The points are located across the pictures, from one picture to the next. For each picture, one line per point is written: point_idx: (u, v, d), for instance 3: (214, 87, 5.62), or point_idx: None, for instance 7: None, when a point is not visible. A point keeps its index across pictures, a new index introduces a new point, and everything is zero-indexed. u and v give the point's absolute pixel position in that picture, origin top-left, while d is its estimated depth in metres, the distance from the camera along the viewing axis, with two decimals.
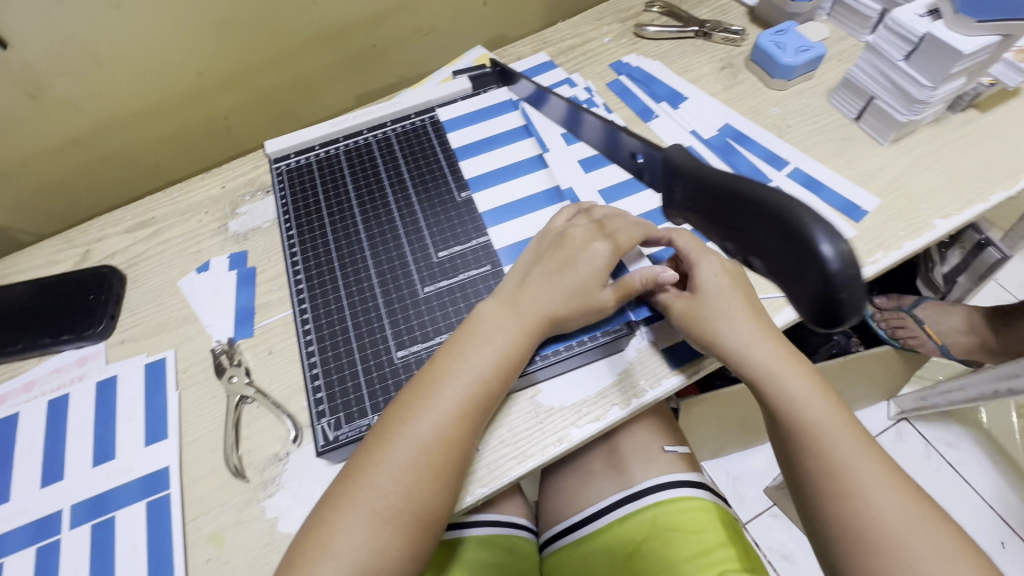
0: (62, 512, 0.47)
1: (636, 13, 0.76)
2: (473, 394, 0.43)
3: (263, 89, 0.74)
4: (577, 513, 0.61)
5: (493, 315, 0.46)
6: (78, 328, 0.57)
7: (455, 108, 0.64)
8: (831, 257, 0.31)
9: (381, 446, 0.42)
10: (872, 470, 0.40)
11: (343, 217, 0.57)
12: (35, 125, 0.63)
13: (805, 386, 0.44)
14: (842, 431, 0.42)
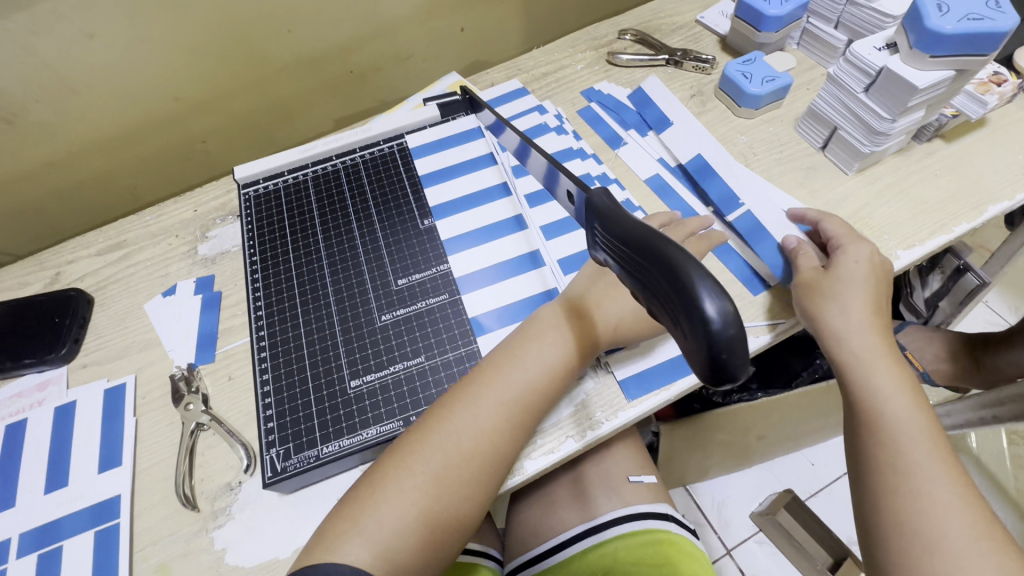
0: (10, 541, 0.47)
1: (609, 41, 0.77)
2: (524, 395, 0.44)
3: (240, 114, 0.75)
4: (541, 545, 0.60)
5: (556, 317, 0.48)
6: (41, 352, 0.57)
7: (424, 136, 0.64)
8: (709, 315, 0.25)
9: (428, 429, 0.43)
10: (942, 481, 0.40)
11: (307, 242, 0.57)
12: (10, 149, 0.64)
13: (901, 386, 0.44)
14: (924, 438, 0.41)
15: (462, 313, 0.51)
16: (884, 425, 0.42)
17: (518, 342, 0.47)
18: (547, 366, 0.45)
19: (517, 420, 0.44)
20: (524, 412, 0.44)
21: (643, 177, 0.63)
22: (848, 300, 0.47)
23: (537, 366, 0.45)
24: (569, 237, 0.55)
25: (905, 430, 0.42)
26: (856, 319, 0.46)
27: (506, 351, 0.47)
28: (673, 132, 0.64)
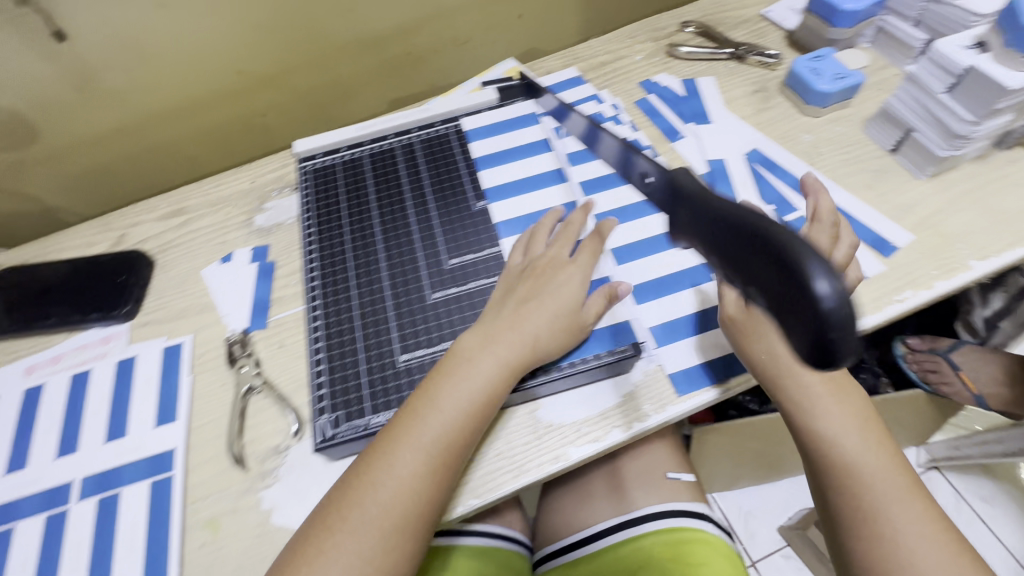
0: (73, 484, 0.49)
1: (670, 33, 0.75)
2: (448, 436, 0.42)
3: (299, 90, 0.77)
4: (571, 536, 0.60)
5: (471, 351, 0.46)
6: (106, 308, 0.59)
7: (481, 119, 0.64)
8: (821, 290, 0.25)
9: (357, 487, 0.41)
10: (908, 513, 0.41)
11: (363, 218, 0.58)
12: (85, 115, 0.67)
13: (851, 422, 0.44)
14: (885, 472, 0.43)
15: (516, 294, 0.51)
16: (846, 472, 0.43)
17: (435, 380, 0.45)
18: (472, 399, 0.44)
19: (440, 458, 0.42)
20: (450, 449, 0.42)
21: (699, 170, 0.62)
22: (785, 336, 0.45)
23: (453, 407, 0.43)
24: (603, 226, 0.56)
25: (866, 472, 0.43)
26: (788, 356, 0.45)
27: (424, 395, 0.44)
28: (734, 131, 0.64)
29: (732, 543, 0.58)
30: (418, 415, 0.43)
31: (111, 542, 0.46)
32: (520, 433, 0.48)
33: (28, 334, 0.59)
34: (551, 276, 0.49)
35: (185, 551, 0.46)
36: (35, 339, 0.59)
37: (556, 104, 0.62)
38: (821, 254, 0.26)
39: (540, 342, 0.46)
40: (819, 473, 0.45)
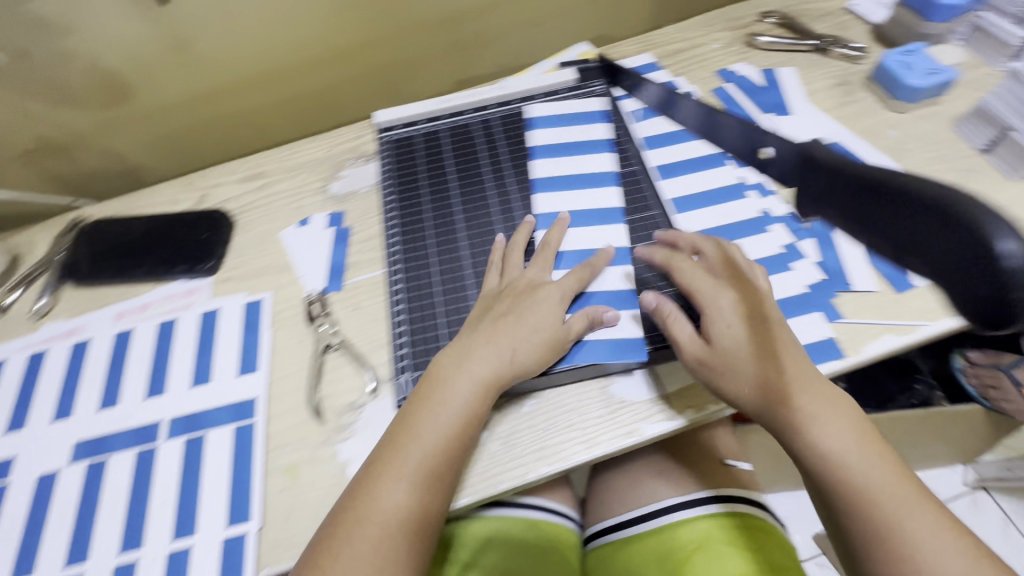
0: (161, 424, 0.52)
1: (749, 22, 0.74)
2: (432, 459, 0.43)
3: (374, 65, 0.78)
4: (628, 512, 0.60)
5: (446, 374, 0.46)
6: (191, 263, 0.62)
7: (559, 98, 0.64)
8: (1014, 250, 0.46)
9: (345, 523, 0.41)
10: (925, 525, 0.39)
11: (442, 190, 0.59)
12: (176, 78, 0.70)
13: (844, 439, 0.41)
14: (891, 484, 0.40)
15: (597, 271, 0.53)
16: (850, 491, 0.40)
17: (414, 408, 0.45)
18: (454, 421, 0.44)
19: (432, 477, 0.43)
20: (436, 469, 0.43)
21: None
22: (750, 365, 0.43)
23: (434, 429, 0.44)
24: (594, 231, 0.55)
25: (874, 489, 0.40)
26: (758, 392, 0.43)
27: (403, 424, 0.45)
28: (813, 124, 0.63)
29: (779, 525, 0.59)
30: (405, 440, 0.44)
31: (198, 480, 0.49)
32: (582, 410, 0.48)
33: (118, 282, 0.63)
34: (524, 294, 0.49)
35: (266, 496, 0.48)
36: (125, 288, 0.62)
37: (661, 93, 0.63)
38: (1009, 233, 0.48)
39: (518, 363, 0.46)
40: (824, 495, 0.42)
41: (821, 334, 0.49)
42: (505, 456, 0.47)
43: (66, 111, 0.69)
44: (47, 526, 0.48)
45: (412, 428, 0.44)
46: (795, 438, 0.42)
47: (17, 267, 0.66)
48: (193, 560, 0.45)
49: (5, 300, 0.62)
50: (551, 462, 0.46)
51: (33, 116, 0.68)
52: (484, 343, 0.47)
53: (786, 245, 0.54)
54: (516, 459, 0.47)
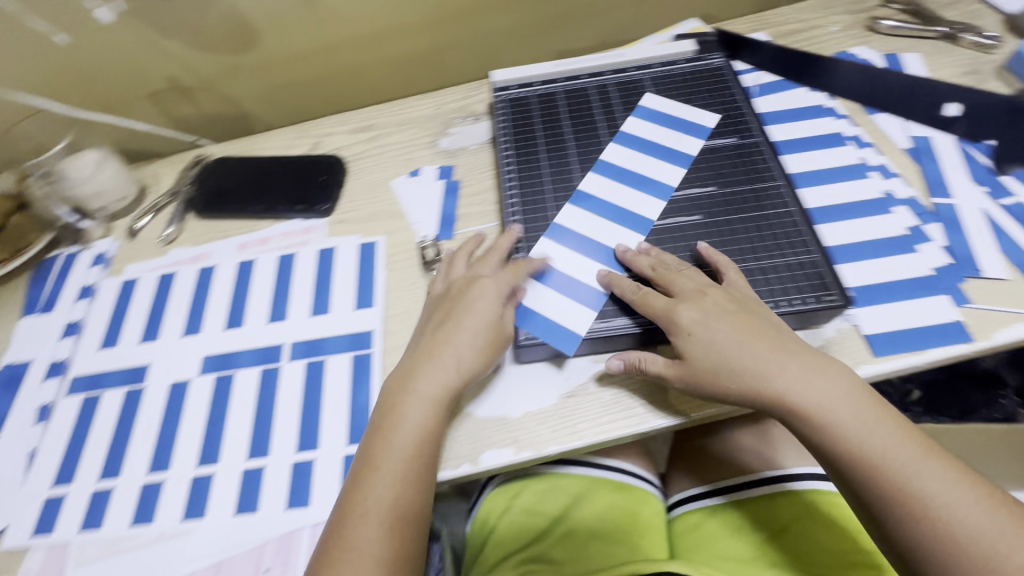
0: (284, 346, 0.55)
1: (870, 7, 0.72)
2: (411, 458, 0.44)
3: (481, 30, 0.79)
4: (723, 480, 0.61)
5: (400, 388, 0.47)
6: (309, 203, 0.65)
7: (677, 68, 0.64)
8: None
9: (345, 526, 0.42)
10: (929, 475, 0.39)
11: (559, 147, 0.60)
12: (299, 29, 0.73)
13: (830, 420, 0.41)
14: (892, 443, 0.40)
15: (721, 232, 0.52)
16: (852, 461, 0.40)
17: (383, 421, 0.46)
18: (422, 423, 0.45)
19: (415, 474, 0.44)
20: (419, 462, 0.44)
21: (902, 146, 0.59)
22: (726, 364, 0.43)
23: (412, 427, 0.45)
24: (716, 195, 0.54)
25: (876, 455, 0.40)
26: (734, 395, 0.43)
27: (376, 432, 0.46)
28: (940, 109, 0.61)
29: None
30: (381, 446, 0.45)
31: (319, 401, 0.51)
32: None
33: (239, 216, 0.66)
34: (463, 302, 0.49)
35: None
36: (246, 222, 0.66)
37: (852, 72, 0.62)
38: None
39: (463, 366, 0.47)
40: (832, 470, 0.42)
41: (949, 317, 0.48)
42: (617, 407, 0.48)
43: (197, 54, 0.72)
44: (180, 430, 0.51)
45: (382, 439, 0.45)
46: (789, 420, 0.42)
47: (145, 196, 0.70)
48: (316, 473, 0.48)
49: (137, 224, 0.66)
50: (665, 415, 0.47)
51: (168, 56, 0.72)
52: (427, 357, 0.47)
53: (912, 228, 0.53)
54: (630, 409, 0.48)
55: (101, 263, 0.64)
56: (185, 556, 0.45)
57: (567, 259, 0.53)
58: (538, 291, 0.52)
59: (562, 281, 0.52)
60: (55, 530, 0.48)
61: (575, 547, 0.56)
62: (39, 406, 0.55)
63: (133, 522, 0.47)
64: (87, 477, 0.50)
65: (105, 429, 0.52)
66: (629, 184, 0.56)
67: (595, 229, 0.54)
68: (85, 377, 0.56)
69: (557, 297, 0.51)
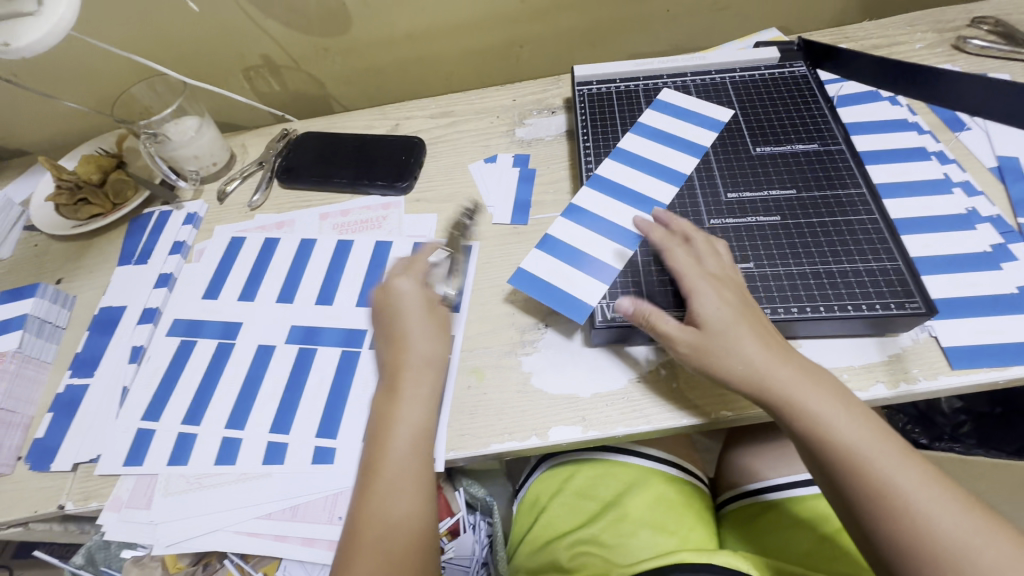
0: (368, 333, 0.56)
1: (957, 27, 0.72)
2: (412, 464, 0.45)
3: (561, 28, 0.81)
4: (775, 479, 0.61)
5: (385, 400, 0.48)
6: (389, 179, 0.68)
7: (759, 74, 0.65)
8: None
9: (364, 535, 0.42)
10: (912, 476, 0.38)
11: (638, 140, 0.61)
12: (390, 16, 0.76)
13: (809, 406, 0.41)
14: (880, 442, 0.39)
15: (801, 233, 0.52)
16: (823, 445, 0.40)
17: (376, 440, 0.46)
18: (414, 423, 0.46)
19: (420, 472, 0.45)
20: (416, 467, 0.45)
21: (987, 165, 0.59)
22: (722, 344, 0.43)
23: (406, 436, 0.45)
24: (796, 198, 0.54)
25: (858, 451, 0.39)
26: (729, 373, 0.43)
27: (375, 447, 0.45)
28: None
29: None
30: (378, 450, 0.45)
31: None
32: None
33: (321, 188, 0.69)
34: (404, 311, 0.51)
35: (454, 390, 0.52)
36: (327, 194, 0.69)
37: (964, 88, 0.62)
38: None
39: (432, 363, 0.49)
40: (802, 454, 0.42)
41: None
42: (685, 396, 0.49)
43: (293, 34, 0.76)
44: (263, 380, 0.54)
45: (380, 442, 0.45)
46: (775, 409, 0.42)
47: (233, 163, 0.75)
48: None
49: (227, 188, 0.70)
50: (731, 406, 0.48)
51: (266, 34, 0.76)
52: (398, 364, 0.49)
53: (997, 245, 0.52)
54: (700, 400, 0.49)
55: (192, 223, 0.68)
56: (264, 497, 0.48)
57: (587, 238, 0.54)
58: (555, 265, 0.53)
59: (594, 265, 0.52)
60: (144, 462, 0.51)
61: (625, 533, 0.55)
62: (132, 348, 0.59)
63: (216, 462, 0.50)
64: (174, 417, 0.53)
65: (195, 373, 0.56)
66: (651, 174, 0.58)
67: (613, 212, 0.56)
68: (183, 322, 0.60)
69: (586, 280, 0.52)
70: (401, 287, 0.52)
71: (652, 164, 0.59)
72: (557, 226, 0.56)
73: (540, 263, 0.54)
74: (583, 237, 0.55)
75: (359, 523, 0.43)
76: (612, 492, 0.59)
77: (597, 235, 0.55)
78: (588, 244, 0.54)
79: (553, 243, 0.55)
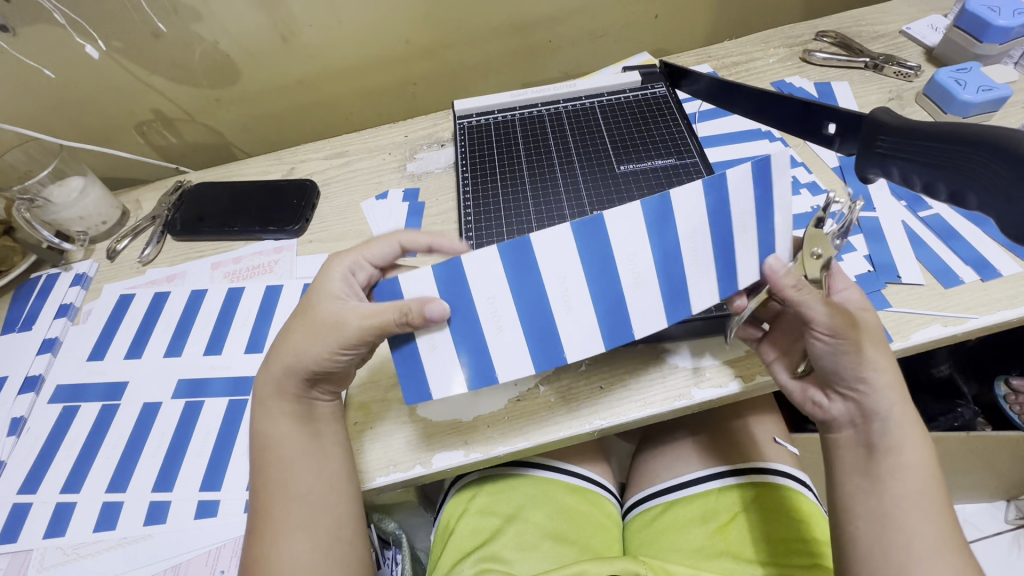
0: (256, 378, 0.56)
1: (805, 41, 0.79)
2: (284, 456, 0.45)
3: (451, 63, 0.85)
4: (672, 479, 0.63)
5: (281, 403, 0.46)
6: (280, 224, 0.68)
7: (624, 96, 0.70)
8: (970, 195, 0.39)
9: (269, 521, 0.44)
10: (924, 490, 0.41)
11: (763, 178, 0.42)
12: (278, 64, 0.78)
13: (915, 425, 0.43)
14: (935, 476, 0.42)
15: None
16: (902, 457, 0.42)
17: (267, 437, 0.46)
18: (289, 423, 0.46)
19: (304, 450, 0.45)
20: (293, 454, 0.45)
21: (829, 164, 0.64)
22: (869, 343, 0.42)
23: (275, 428, 0.46)
24: None
25: (925, 478, 0.42)
26: (873, 375, 0.42)
27: (263, 438, 0.46)
28: None
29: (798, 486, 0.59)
30: (262, 519, 0.44)
31: None
32: (627, 373, 0.52)
33: (214, 238, 0.69)
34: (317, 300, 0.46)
35: None
36: (221, 243, 0.69)
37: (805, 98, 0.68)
38: (966, 190, 0.39)
39: (307, 361, 0.45)
40: (883, 458, 0.42)
41: None
42: (562, 408, 0.51)
43: (181, 88, 0.77)
44: (149, 437, 0.53)
45: (262, 495, 0.45)
46: (894, 417, 0.42)
47: (125, 220, 0.74)
48: None
49: (116, 245, 0.69)
50: (811, 399, 0.47)
51: (153, 90, 0.76)
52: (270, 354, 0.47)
53: None
54: (575, 412, 0.50)
55: (80, 283, 0.67)
56: (145, 560, 0.47)
57: (499, 306, 0.43)
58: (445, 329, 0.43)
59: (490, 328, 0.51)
60: (19, 538, 0.49)
61: (526, 545, 0.57)
62: (11, 419, 0.57)
63: (96, 529, 0.49)
64: (54, 487, 0.52)
65: (76, 440, 0.54)
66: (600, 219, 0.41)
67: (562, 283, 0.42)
68: (66, 386, 0.59)
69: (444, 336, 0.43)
70: (341, 268, 0.48)
71: (668, 226, 0.42)
72: (476, 255, 0.41)
73: (421, 288, 0.43)
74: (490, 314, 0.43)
75: (262, 523, 0.44)
76: (518, 506, 0.60)
77: (514, 304, 0.43)
78: (492, 314, 0.43)
79: (450, 272, 0.42)
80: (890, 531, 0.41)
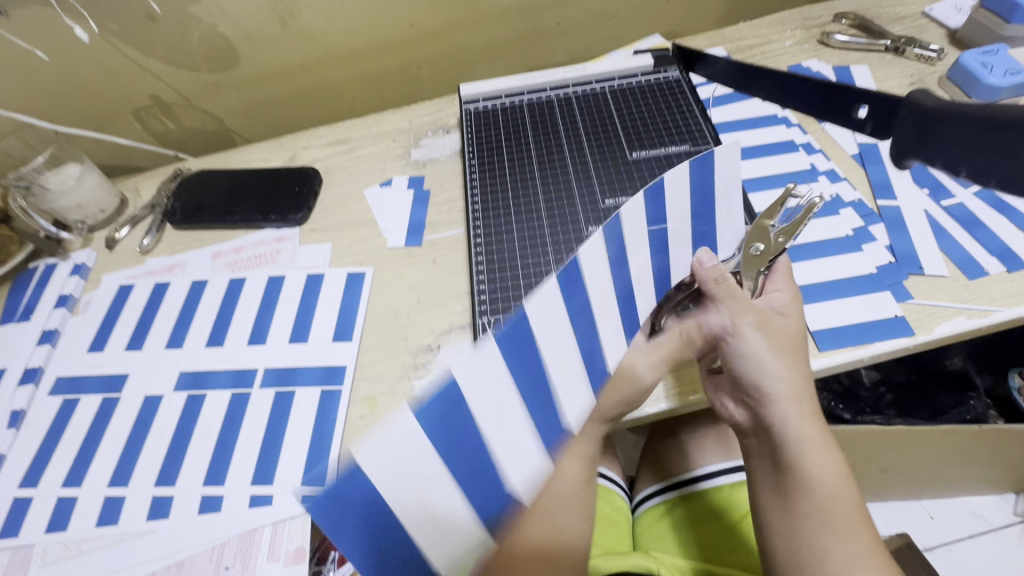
0: (259, 370, 0.55)
1: (823, 23, 0.76)
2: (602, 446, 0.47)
3: (456, 47, 0.82)
4: (681, 475, 0.62)
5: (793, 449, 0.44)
6: (281, 213, 0.67)
7: (636, 81, 0.68)
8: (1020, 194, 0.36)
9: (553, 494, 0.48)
10: (842, 510, 0.41)
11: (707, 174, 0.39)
12: (278, 47, 0.76)
13: (824, 442, 0.43)
14: (847, 493, 0.42)
15: None
16: (806, 474, 0.42)
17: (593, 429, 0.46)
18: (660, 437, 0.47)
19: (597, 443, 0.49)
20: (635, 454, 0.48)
21: (849, 151, 0.62)
22: (775, 352, 0.44)
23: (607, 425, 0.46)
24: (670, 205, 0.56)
25: (831, 498, 0.41)
26: (777, 378, 0.43)
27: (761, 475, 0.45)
28: None
29: None
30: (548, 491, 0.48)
31: (288, 404, 0.52)
32: None
33: (214, 227, 0.68)
34: None
35: (349, 420, 0.51)
36: (221, 232, 0.68)
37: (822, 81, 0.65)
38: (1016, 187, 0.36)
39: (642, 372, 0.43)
40: (783, 470, 0.43)
41: (891, 312, 0.50)
42: None
43: (179, 73, 0.75)
44: (151, 430, 0.52)
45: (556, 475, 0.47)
46: (796, 431, 0.43)
47: (124, 208, 0.72)
48: (279, 467, 0.49)
49: (115, 235, 0.68)
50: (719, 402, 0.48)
51: (151, 74, 0.74)
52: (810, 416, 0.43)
53: (857, 229, 0.56)
54: None
55: (78, 273, 0.65)
56: (147, 556, 0.46)
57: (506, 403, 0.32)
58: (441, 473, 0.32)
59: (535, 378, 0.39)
60: (21, 533, 0.49)
61: None
62: (10, 412, 0.56)
63: (98, 524, 0.48)
64: (55, 481, 0.51)
65: (77, 433, 0.53)
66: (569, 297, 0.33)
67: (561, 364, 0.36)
68: (67, 378, 0.57)
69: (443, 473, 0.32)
70: None
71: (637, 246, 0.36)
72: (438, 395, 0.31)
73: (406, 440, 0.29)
74: (492, 382, 0.31)
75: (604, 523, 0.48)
76: None
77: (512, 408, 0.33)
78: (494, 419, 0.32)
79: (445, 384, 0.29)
80: (808, 546, 0.41)
